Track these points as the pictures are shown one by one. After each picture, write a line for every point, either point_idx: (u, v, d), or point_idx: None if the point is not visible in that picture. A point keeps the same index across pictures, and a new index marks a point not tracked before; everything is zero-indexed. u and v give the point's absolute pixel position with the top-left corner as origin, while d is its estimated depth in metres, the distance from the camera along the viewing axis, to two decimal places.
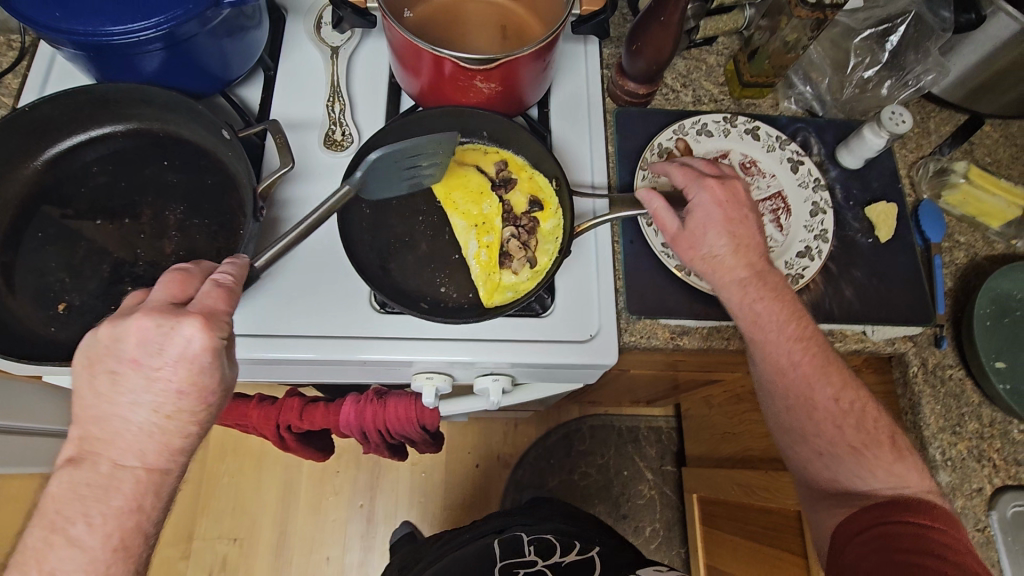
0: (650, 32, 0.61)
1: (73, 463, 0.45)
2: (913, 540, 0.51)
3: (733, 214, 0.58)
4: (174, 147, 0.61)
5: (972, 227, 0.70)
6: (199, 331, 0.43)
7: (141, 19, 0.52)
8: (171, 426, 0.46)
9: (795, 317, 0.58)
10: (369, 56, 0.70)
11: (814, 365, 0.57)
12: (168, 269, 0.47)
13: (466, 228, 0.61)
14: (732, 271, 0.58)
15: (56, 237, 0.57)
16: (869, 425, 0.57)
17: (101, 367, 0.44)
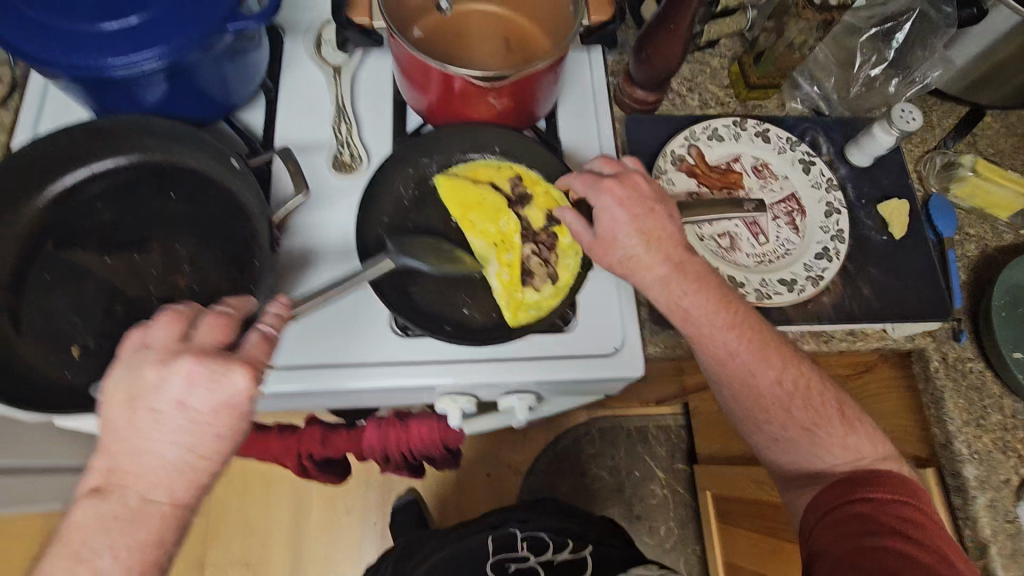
0: (659, 40, 0.61)
1: (96, 493, 0.42)
2: (876, 518, 0.51)
3: (638, 209, 0.57)
4: (178, 178, 0.58)
5: (981, 219, 0.71)
6: (248, 381, 0.43)
7: (145, 51, 0.50)
8: (202, 465, 0.44)
9: (722, 303, 0.56)
10: (371, 74, 0.69)
11: (745, 351, 0.56)
12: (212, 309, 0.47)
13: (486, 247, 0.61)
14: (653, 267, 0.56)
15: (64, 278, 0.55)
16: (816, 402, 0.57)
17: (141, 402, 0.43)
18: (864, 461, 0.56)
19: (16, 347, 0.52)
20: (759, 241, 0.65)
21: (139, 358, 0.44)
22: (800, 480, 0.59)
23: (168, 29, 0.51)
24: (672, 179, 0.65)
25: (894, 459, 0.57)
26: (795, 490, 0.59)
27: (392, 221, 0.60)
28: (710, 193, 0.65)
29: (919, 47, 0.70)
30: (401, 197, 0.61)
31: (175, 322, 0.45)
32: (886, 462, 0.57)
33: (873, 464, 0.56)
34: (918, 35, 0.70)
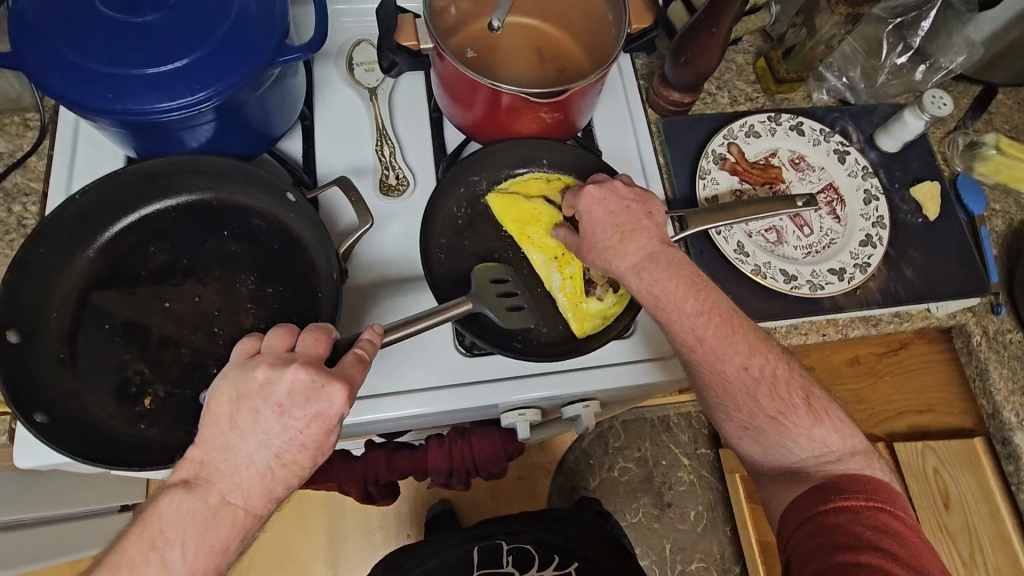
0: (699, 43, 0.62)
1: (184, 485, 0.42)
2: (851, 530, 0.45)
3: (615, 209, 0.56)
4: (231, 216, 0.58)
5: (1005, 194, 0.73)
6: (343, 398, 0.43)
7: (198, 91, 0.49)
8: (283, 474, 0.44)
9: (694, 290, 0.53)
10: (406, 93, 0.69)
11: (714, 335, 0.52)
12: (312, 324, 0.48)
13: (546, 261, 0.62)
14: (626, 255, 0.55)
15: (124, 326, 0.54)
16: (783, 391, 0.51)
17: (246, 403, 0.43)
18: (830, 456, 0.50)
19: (85, 402, 0.51)
20: (805, 232, 0.66)
21: (251, 362, 0.45)
22: (774, 476, 0.53)
23: (218, 69, 0.50)
24: (716, 178, 0.67)
25: (861, 455, 0.51)
26: (773, 485, 0.52)
27: (449, 244, 0.61)
28: (752, 189, 0.67)
29: (943, 34, 0.73)
30: (454, 216, 0.62)
31: (285, 333, 0.47)
32: (853, 458, 0.50)
33: (840, 459, 0.50)
34: (942, 23, 0.73)
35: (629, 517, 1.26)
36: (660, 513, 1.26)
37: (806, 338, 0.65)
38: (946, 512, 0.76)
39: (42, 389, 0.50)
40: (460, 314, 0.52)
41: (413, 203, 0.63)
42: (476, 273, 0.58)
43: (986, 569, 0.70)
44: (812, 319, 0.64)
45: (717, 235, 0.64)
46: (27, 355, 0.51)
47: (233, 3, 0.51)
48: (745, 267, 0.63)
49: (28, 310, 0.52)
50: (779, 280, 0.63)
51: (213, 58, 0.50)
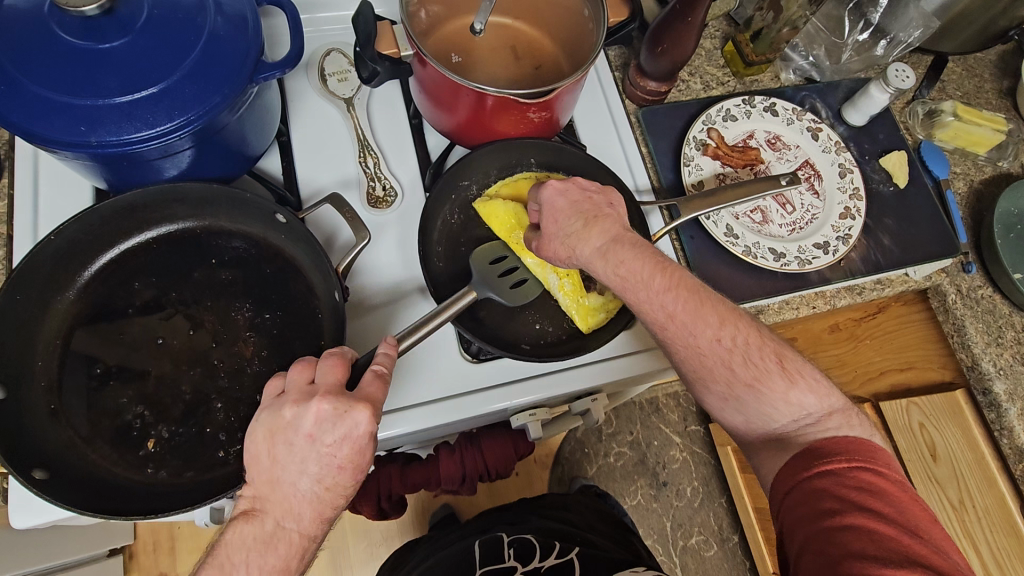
0: (676, 33, 0.63)
1: (246, 515, 0.43)
2: (835, 493, 0.45)
3: (577, 197, 0.56)
4: (217, 242, 0.56)
5: (964, 157, 0.77)
6: (369, 416, 0.42)
7: (177, 117, 0.47)
8: (329, 496, 0.43)
9: (659, 268, 0.52)
10: (383, 101, 0.67)
11: (684, 310, 0.51)
12: (328, 352, 0.47)
13: (540, 265, 0.61)
14: (589, 240, 0.54)
15: (117, 368, 0.51)
16: (755, 357, 0.51)
17: (281, 438, 0.42)
18: (810, 418, 0.50)
19: (85, 451, 0.48)
20: (787, 210, 0.68)
21: (278, 402, 0.44)
22: (759, 443, 0.53)
23: (196, 92, 0.48)
24: (699, 164, 0.68)
25: (840, 413, 0.50)
26: (762, 453, 0.52)
27: (446, 250, 0.61)
28: (735, 172, 0.68)
29: (897, 10, 0.77)
30: (449, 222, 0.63)
31: (308, 367, 0.46)
32: (832, 417, 0.50)
33: (819, 421, 0.50)
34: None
35: (628, 500, 1.27)
36: (657, 493, 1.28)
37: (797, 312, 0.67)
38: (933, 462, 0.78)
39: (38, 444, 0.48)
40: (465, 305, 0.52)
41: (403, 214, 0.62)
42: (474, 259, 0.59)
43: (977, 513, 0.73)
44: (803, 294, 0.66)
45: (707, 221, 0.65)
46: (18, 409, 0.48)
47: (203, 22, 0.49)
48: (736, 248, 0.65)
49: (11, 364, 0.49)
50: (769, 260, 0.65)
51: (189, 82, 0.48)
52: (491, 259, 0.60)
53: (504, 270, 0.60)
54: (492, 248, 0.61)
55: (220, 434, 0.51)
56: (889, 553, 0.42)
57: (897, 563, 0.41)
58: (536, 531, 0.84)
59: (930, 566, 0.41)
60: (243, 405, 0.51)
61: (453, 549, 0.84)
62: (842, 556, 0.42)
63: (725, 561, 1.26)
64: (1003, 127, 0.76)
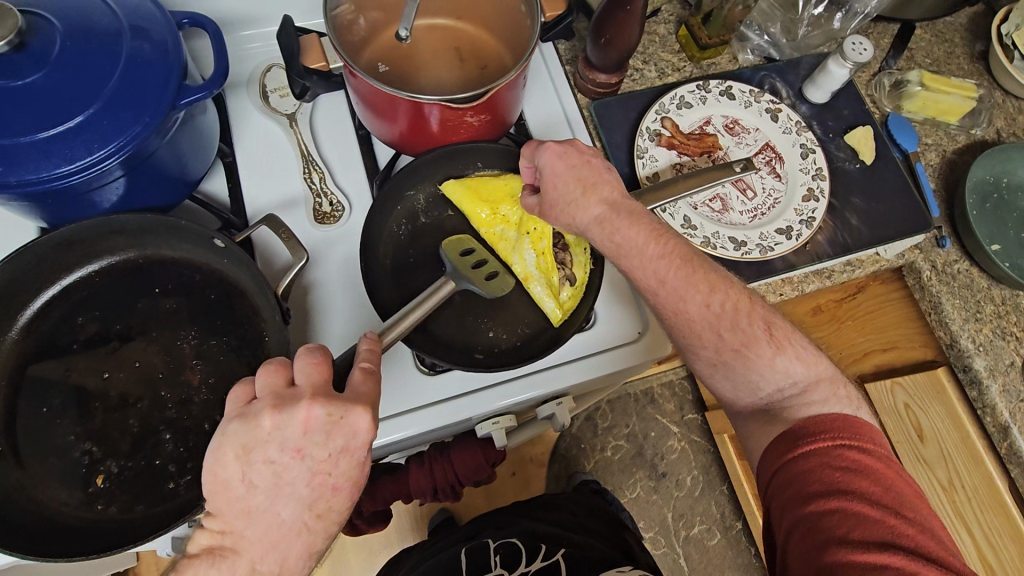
0: (616, 22, 0.61)
1: (209, 556, 0.42)
2: (820, 476, 0.43)
3: (575, 160, 0.54)
4: (158, 271, 0.55)
5: (935, 127, 0.74)
6: (367, 424, 0.43)
7: (99, 148, 0.47)
8: (319, 524, 0.44)
9: (653, 235, 0.51)
10: (327, 114, 0.66)
11: (676, 276, 0.50)
12: (304, 349, 0.46)
13: (519, 238, 0.64)
14: (588, 209, 0.53)
15: (64, 406, 0.51)
16: (744, 323, 0.50)
17: (257, 456, 0.42)
18: (797, 386, 0.49)
19: (35, 492, 0.48)
20: (748, 196, 0.66)
21: (250, 411, 0.43)
22: (749, 413, 0.51)
23: (116, 123, 0.47)
24: (654, 155, 0.67)
25: (827, 382, 0.49)
26: (749, 424, 0.51)
27: (394, 264, 0.60)
28: (692, 160, 0.67)
29: None
30: (396, 234, 0.61)
31: (281, 370, 0.45)
32: (819, 387, 0.48)
33: (807, 387, 0.48)
34: None
35: (627, 494, 1.26)
36: (656, 485, 1.27)
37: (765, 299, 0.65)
38: (921, 443, 0.76)
39: None
40: (446, 295, 0.53)
41: (349, 230, 0.61)
42: (445, 252, 0.59)
43: (965, 492, 0.71)
44: (767, 281, 0.65)
45: (664, 212, 0.63)
46: None
47: (121, 49, 0.49)
48: (694, 239, 0.63)
49: None
50: (730, 249, 0.63)
51: (108, 112, 0.47)
52: (462, 251, 0.59)
53: (475, 262, 0.59)
54: (460, 241, 0.60)
55: (169, 465, 0.50)
56: (874, 538, 0.40)
57: (879, 546, 0.39)
58: (522, 534, 0.81)
59: (915, 548, 0.39)
60: (191, 434, 0.51)
61: (440, 558, 0.83)
62: (828, 543, 0.40)
63: (729, 549, 1.25)
64: (973, 93, 0.73)
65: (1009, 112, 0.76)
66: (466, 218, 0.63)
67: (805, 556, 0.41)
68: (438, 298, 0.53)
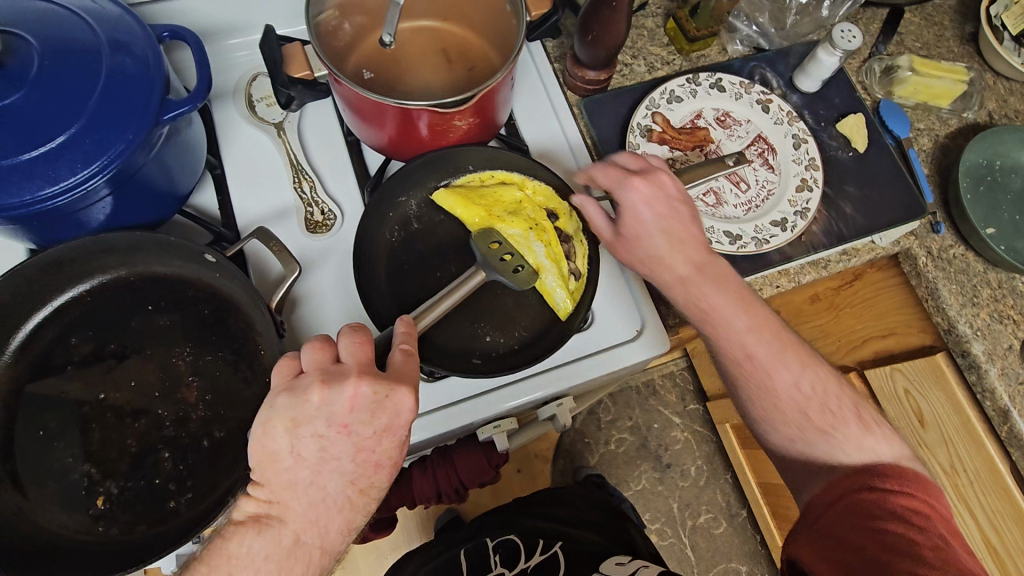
0: (604, 19, 0.60)
1: (254, 525, 0.43)
2: (880, 512, 0.46)
3: (664, 209, 0.56)
4: (152, 288, 0.54)
5: (927, 112, 0.74)
6: (412, 402, 0.43)
7: (83, 169, 0.46)
8: (361, 500, 0.45)
9: (746, 306, 0.54)
10: (316, 121, 0.65)
11: (768, 355, 0.53)
12: (346, 328, 0.45)
13: (523, 234, 0.62)
14: (674, 268, 0.55)
15: (61, 430, 0.50)
16: (834, 405, 0.52)
17: (306, 430, 0.42)
18: None
19: (35, 517, 0.48)
20: (741, 189, 0.66)
21: (298, 385, 0.42)
22: None
23: (99, 141, 0.47)
24: (646, 151, 0.66)
25: None
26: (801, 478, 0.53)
27: (388, 272, 0.60)
28: (684, 155, 0.66)
29: None
30: (389, 242, 0.61)
31: (323, 348, 0.45)
32: None
33: None
34: None
35: (632, 486, 1.26)
36: (662, 476, 1.27)
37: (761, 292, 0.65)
38: (922, 428, 0.76)
39: None
40: (476, 285, 0.53)
41: (344, 239, 0.61)
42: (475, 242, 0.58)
43: (968, 476, 0.71)
44: (764, 274, 0.64)
45: None
46: None
47: (100, 66, 0.48)
48: None
49: None
50: (725, 243, 0.63)
51: (90, 130, 0.46)
52: (491, 241, 0.58)
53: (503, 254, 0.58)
54: (487, 233, 0.59)
55: (170, 484, 0.50)
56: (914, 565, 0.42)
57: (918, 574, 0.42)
58: (522, 530, 0.81)
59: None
60: (191, 453, 0.51)
61: (441, 559, 0.83)
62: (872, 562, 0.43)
63: (735, 536, 1.25)
64: (964, 76, 0.73)
65: (1000, 93, 0.76)
66: (458, 222, 0.62)
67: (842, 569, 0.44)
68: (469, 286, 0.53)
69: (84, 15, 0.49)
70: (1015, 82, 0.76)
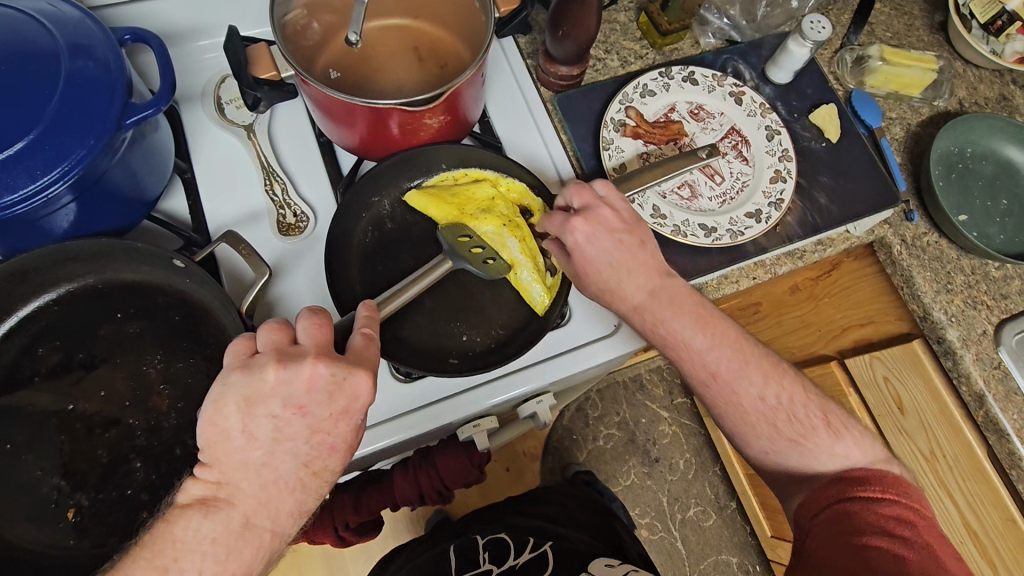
0: (573, 15, 0.60)
1: (201, 507, 0.41)
2: (864, 517, 0.48)
3: (608, 243, 0.54)
4: (121, 295, 0.53)
5: (898, 101, 0.75)
6: (371, 382, 0.44)
7: (40, 174, 0.45)
8: (313, 483, 0.44)
9: (702, 325, 0.54)
10: (287, 123, 0.65)
11: (729, 369, 0.53)
12: (305, 310, 0.45)
13: (497, 231, 0.60)
14: (627, 298, 0.54)
15: (29, 441, 0.49)
16: (800, 414, 0.53)
17: (259, 408, 0.41)
18: None
19: (3, 531, 0.47)
20: (716, 181, 0.66)
21: (252, 364, 0.42)
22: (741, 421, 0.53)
23: (58, 146, 0.46)
24: (620, 146, 0.66)
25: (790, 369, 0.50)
26: (788, 489, 0.55)
27: (363, 273, 0.59)
28: (658, 149, 0.67)
29: None
30: (363, 243, 0.60)
31: (279, 330, 0.44)
32: None
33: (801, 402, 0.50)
34: None
35: (621, 481, 1.26)
36: (651, 470, 1.27)
37: (737, 285, 0.65)
38: (901, 415, 0.76)
39: None
40: (442, 273, 0.53)
41: (316, 240, 0.60)
42: (443, 235, 0.57)
43: (947, 462, 0.72)
44: (740, 266, 0.64)
45: (632, 204, 0.63)
46: None
47: (58, 68, 0.47)
48: (664, 229, 0.63)
49: None
50: (700, 236, 0.63)
51: (49, 135, 0.45)
52: (461, 235, 0.57)
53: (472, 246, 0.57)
54: (456, 226, 0.58)
55: (142, 494, 0.49)
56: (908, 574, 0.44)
57: None
58: (512, 529, 0.81)
59: None
60: (163, 461, 0.50)
61: (428, 556, 0.82)
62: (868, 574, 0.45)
63: (725, 527, 1.26)
64: (933, 65, 0.74)
65: (969, 81, 0.76)
66: (431, 222, 0.62)
67: None
68: (437, 273, 0.53)
69: (41, 18, 0.49)
70: (984, 70, 0.77)
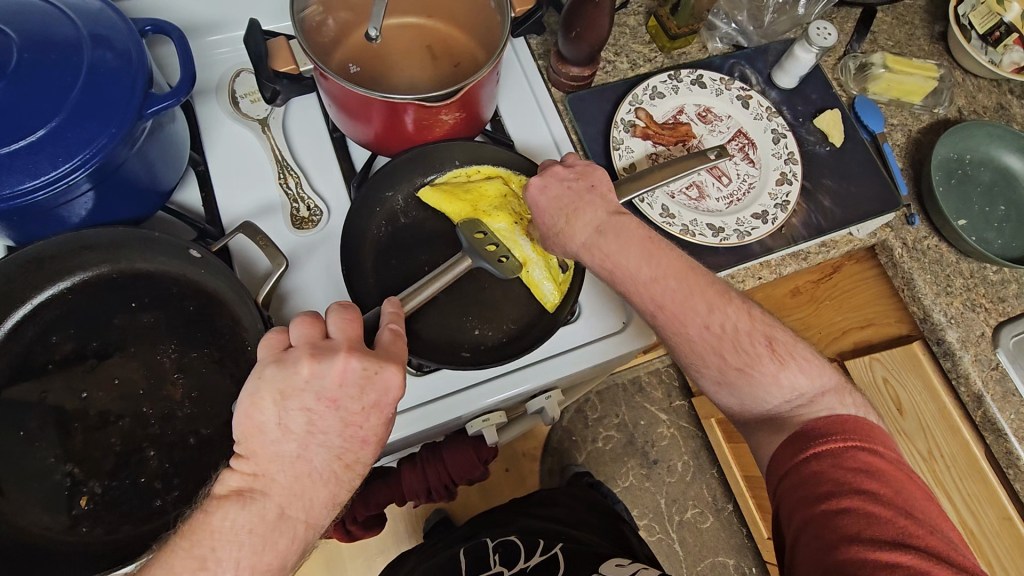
0: (587, 16, 0.61)
1: (238, 498, 0.41)
2: (832, 476, 0.45)
3: (557, 190, 0.56)
4: (135, 285, 0.54)
5: (900, 108, 0.76)
6: (399, 376, 0.44)
7: (63, 162, 0.45)
8: (347, 475, 0.44)
9: (647, 257, 0.53)
10: (301, 117, 0.65)
11: (674, 300, 0.52)
12: (335, 305, 0.46)
13: (509, 228, 0.63)
14: (575, 236, 0.55)
15: (42, 429, 0.49)
16: (746, 344, 0.51)
17: (294, 401, 0.42)
18: (801, 398, 0.51)
19: (15, 517, 0.47)
20: (723, 183, 0.67)
21: (286, 358, 0.43)
22: (754, 422, 0.54)
23: (81, 135, 0.46)
24: (630, 147, 0.67)
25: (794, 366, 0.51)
26: (760, 434, 0.53)
27: (376, 266, 0.60)
28: (667, 150, 0.68)
29: None
30: (377, 237, 0.61)
31: (312, 324, 0.45)
32: (824, 397, 0.51)
33: (809, 401, 0.51)
34: None
35: (620, 482, 1.27)
36: (649, 472, 1.28)
37: (743, 284, 0.66)
38: (901, 417, 0.77)
39: None
40: (461, 272, 0.54)
41: (329, 234, 0.61)
42: (461, 231, 0.58)
43: (945, 462, 0.73)
44: (746, 266, 0.65)
45: (642, 202, 0.64)
46: None
47: (82, 58, 0.47)
48: (673, 228, 0.64)
49: None
50: (708, 236, 0.64)
51: (72, 124, 0.46)
52: (478, 230, 0.58)
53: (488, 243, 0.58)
54: (473, 222, 0.59)
55: (156, 482, 0.49)
56: (884, 534, 0.42)
57: (891, 544, 0.42)
58: (522, 531, 0.82)
59: (927, 547, 0.42)
60: (177, 450, 0.50)
61: (439, 559, 0.83)
62: (840, 539, 0.43)
63: (722, 530, 1.27)
64: (934, 73, 0.74)
65: (968, 90, 0.78)
66: (443, 218, 0.63)
67: (817, 554, 0.43)
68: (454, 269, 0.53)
69: (67, 9, 0.49)
70: (982, 80, 0.79)
